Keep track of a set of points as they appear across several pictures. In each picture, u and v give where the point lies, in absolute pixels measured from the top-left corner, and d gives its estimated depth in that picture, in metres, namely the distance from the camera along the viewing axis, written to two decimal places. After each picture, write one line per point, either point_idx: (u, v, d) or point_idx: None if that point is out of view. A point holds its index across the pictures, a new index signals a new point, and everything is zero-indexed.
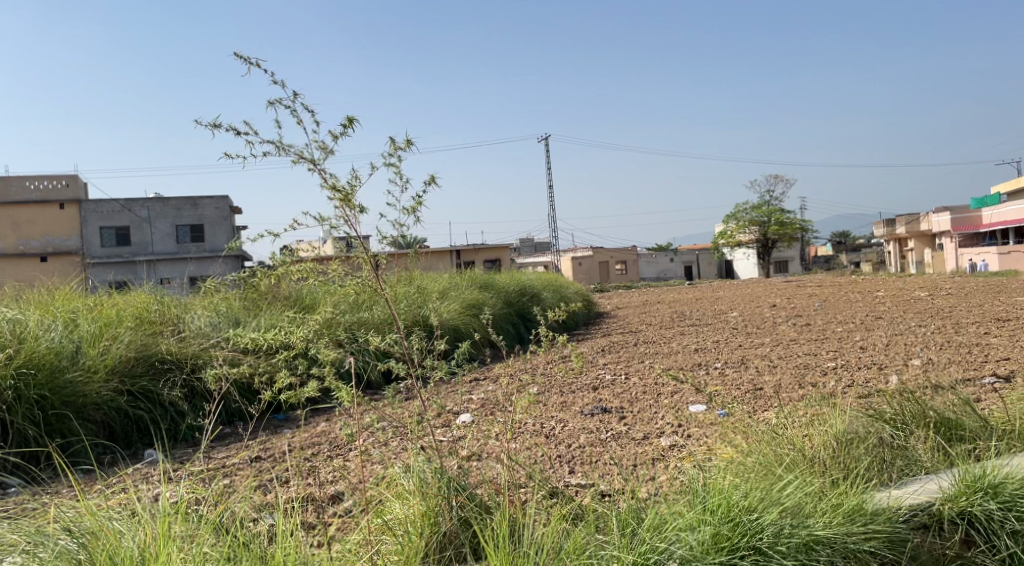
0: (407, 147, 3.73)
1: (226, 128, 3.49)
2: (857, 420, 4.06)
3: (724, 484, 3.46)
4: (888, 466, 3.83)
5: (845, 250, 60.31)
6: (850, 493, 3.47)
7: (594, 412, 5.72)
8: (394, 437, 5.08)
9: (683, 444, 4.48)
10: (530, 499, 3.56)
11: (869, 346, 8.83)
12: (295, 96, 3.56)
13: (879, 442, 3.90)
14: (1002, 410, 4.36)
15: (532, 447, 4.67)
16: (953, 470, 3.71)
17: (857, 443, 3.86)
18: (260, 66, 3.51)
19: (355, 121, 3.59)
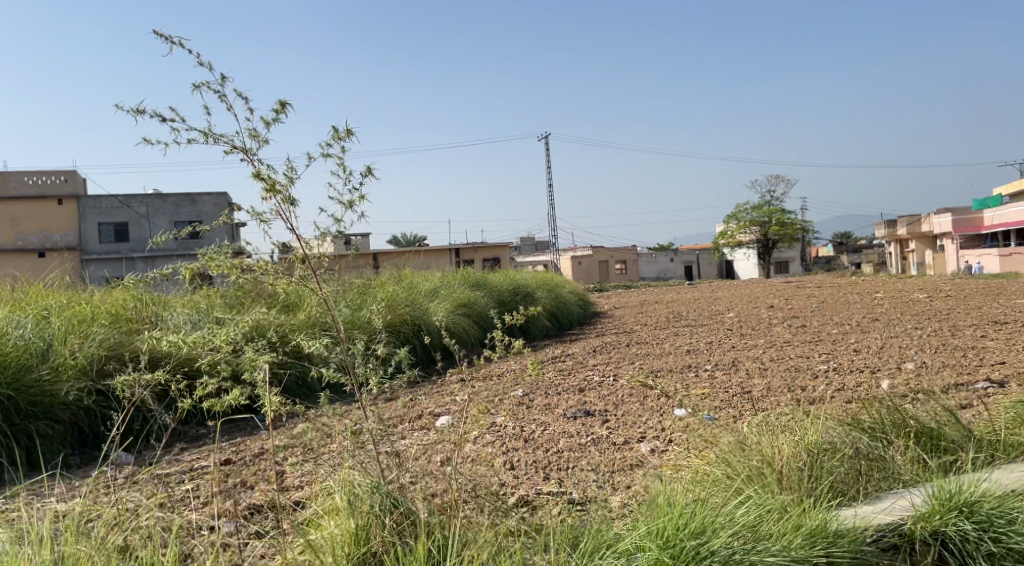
0: (345, 136, 3.64)
1: (152, 113, 3.41)
2: (832, 432, 3.91)
3: (681, 500, 3.32)
4: (861, 481, 3.67)
5: (846, 251, 60.16)
6: (814, 512, 3.31)
7: (577, 415, 5.61)
8: (369, 440, 4.95)
9: (661, 451, 4.36)
10: (480, 516, 3.40)
11: (862, 349, 8.71)
12: (224, 81, 3.49)
13: (853, 456, 3.75)
14: (990, 420, 4.22)
15: (509, 452, 4.54)
16: (928, 486, 3.55)
17: (828, 456, 3.71)
18: (187, 48, 3.45)
19: (287, 107, 3.50)
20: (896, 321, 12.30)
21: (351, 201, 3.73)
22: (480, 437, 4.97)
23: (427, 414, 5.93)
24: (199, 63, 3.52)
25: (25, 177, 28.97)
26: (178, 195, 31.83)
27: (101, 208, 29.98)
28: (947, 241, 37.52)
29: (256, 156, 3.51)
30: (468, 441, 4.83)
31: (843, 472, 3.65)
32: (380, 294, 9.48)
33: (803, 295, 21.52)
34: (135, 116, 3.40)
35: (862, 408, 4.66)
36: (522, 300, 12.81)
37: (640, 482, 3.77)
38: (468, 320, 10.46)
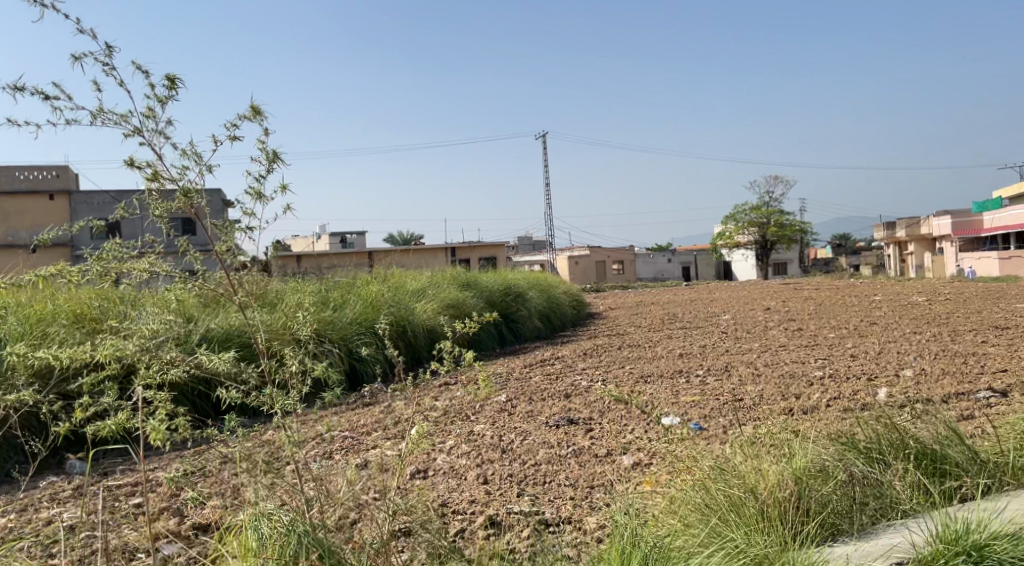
0: (253, 116, 3.31)
1: (32, 90, 3.09)
2: (824, 454, 3.64)
3: (650, 541, 3.02)
4: (853, 509, 3.39)
5: (844, 254, 59.94)
6: (796, 554, 2.99)
7: (559, 424, 5.35)
8: (338, 451, 4.70)
9: (643, 465, 4.11)
10: (435, 549, 3.11)
11: (859, 354, 8.46)
12: (109, 51, 3.12)
13: (844, 482, 3.47)
14: (993, 437, 3.97)
15: (484, 464, 4.30)
16: (932, 522, 3.22)
17: (817, 480, 3.45)
18: (65, 15, 3.07)
19: (178, 80, 3.16)
20: (894, 325, 12.05)
21: (261, 190, 3.40)
22: (455, 447, 4.72)
23: (404, 421, 5.68)
24: (80, 31, 3.14)
25: (17, 172, 28.71)
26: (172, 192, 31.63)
27: (94, 204, 29.78)
28: (946, 243, 37.31)
29: (150, 140, 3.18)
30: (441, 452, 4.58)
31: (832, 499, 3.38)
32: (364, 295, 9.22)
33: (801, 297, 21.28)
34: (13, 94, 3.08)
35: (856, 421, 4.42)
36: (514, 301, 12.56)
37: (617, 504, 3.50)
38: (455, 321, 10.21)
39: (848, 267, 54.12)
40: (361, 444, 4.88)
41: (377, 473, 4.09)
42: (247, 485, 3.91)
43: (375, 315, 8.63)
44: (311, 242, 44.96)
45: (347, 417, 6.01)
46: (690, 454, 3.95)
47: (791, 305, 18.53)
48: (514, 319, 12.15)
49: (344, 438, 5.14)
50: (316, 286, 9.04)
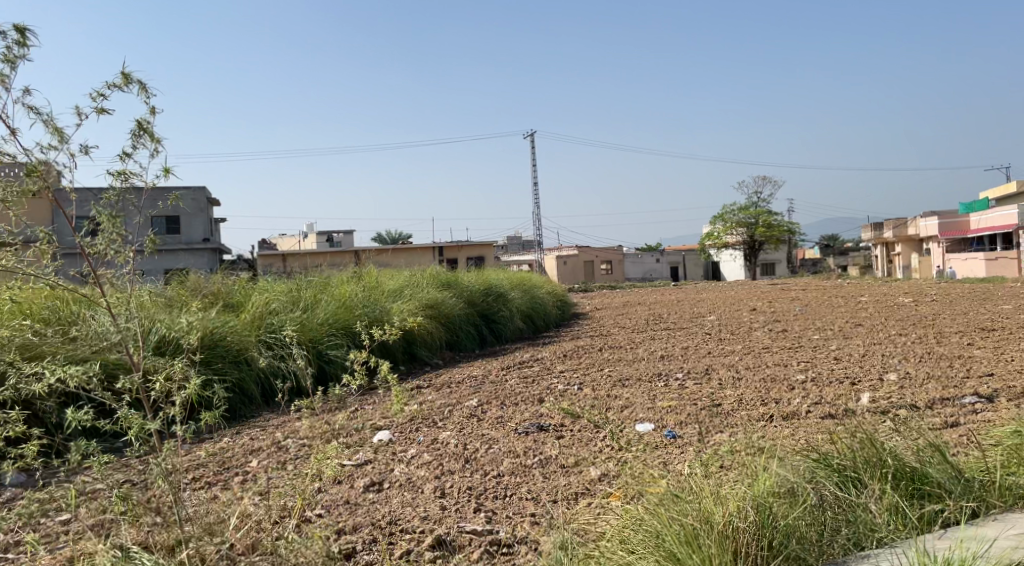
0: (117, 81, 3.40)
1: None
2: (794, 473, 3.43)
3: None
4: (826, 530, 3.16)
5: (832, 254, 59.96)
6: None
7: (529, 430, 5.12)
8: (293, 462, 4.47)
9: (610, 478, 3.89)
10: None
11: (843, 356, 8.27)
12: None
13: (817, 505, 3.25)
14: (979, 454, 3.76)
15: (444, 474, 4.07)
16: (907, 552, 2.98)
17: (787, 503, 3.22)
18: None
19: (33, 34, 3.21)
20: (880, 326, 11.84)
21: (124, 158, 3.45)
22: (417, 456, 4.49)
23: (367, 427, 5.45)
24: None
25: None
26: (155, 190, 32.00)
27: None
28: (933, 244, 37.27)
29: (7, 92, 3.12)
30: (401, 462, 4.35)
31: (804, 518, 3.14)
32: (337, 294, 8.98)
33: (787, 298, 21.11)
34: None
35: (835, 433, 4.21)
36: (495, 301, 12.30)
37: (574, 527, 3.26)
38: (432, 322, 9.97)
39: (836, 267, 54.17)
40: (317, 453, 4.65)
41: (328, 490, 3.86)
42: (189, 500, 3.68)
43: (348, 315, 8.39)
44: (295, 242, 44.85)
45: (309, 423, 5.78)
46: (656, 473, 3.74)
47: (777, 306, 18.35)
48: (495, 320, 11.89)
49: (302, 446, 4.91)
50: (287, 285, 8.80)
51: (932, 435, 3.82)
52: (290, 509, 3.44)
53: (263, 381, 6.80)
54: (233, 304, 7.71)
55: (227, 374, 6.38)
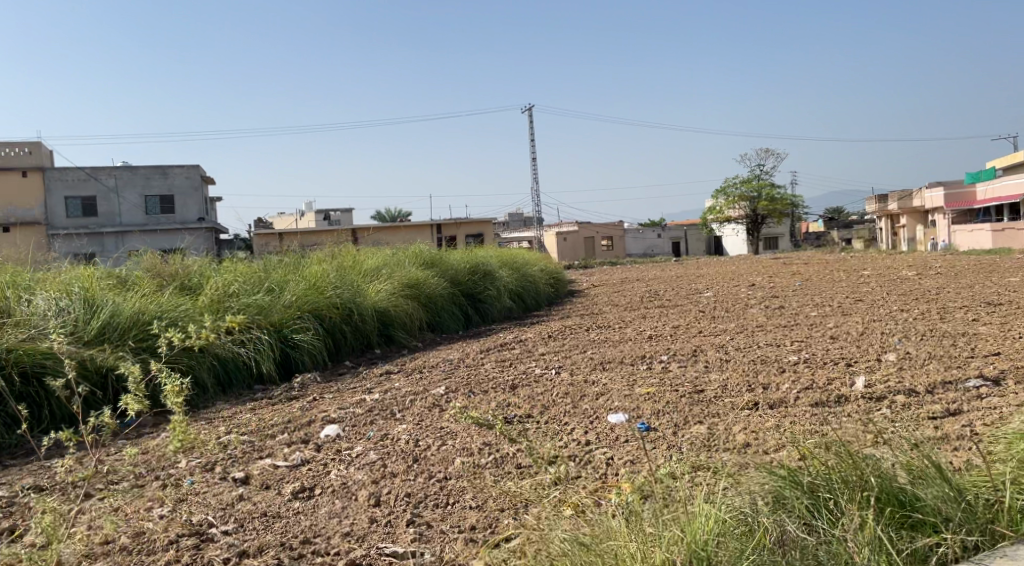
0: None
1: None
2: (752, 504, 2.98)
3: None
4: None
5: (836, 226, 59.35)
6: None
7: (491, 423, 4.69)
8: (225, 462, 4.04)
9: (567, 482, 3.46)
10: None
11: (841, 335, 7.82)
12: None
13: (775, 546, 2.81)
14: (983, 461, 3.28)
15: (385, 476, 3.65)
16: None
17: (739, 541, 2.80)
18: None
19: None
20: (881, 302, 11.36)
21: None
22: (361, 456, 4.05)
23: (319, 421, 5.02)
24: None
25: None
26: (147, 168, 31.71)
27: (67, 180, 30.59)
28: (939, 215, 36.61)
29: None
30: (342, 463, 3.91)
31: (757, 560, 2.73)
32: (308, 274, 8.52)
33: (787, 272, 20.61)
34: None
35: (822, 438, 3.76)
36: (481, 280, 11.79)
37: (509, 555, 2.83)
38: (412, 303, 9.52)
39: (840, 240, 53.58)
40: (254, 451, 4.22)
41: (251, 499, 3.44)
42: (93, 510, 3.28)
43: (317, 297, 7.96)
44: (292, 221, 44.43)
45: (259, 416, 5.35)
46: (612, 489, 3.30)
47: (775, 280, 17.86)
48: (481, 300, 11.40)
49: (241, 443, 4.48)
50: (254, 265, 8.33)
51: (925, 444, 3.35)
52: (201, 522, 3.04)
53: (220, 369, 6.40)
54: (193, 286, 7.28)
55: (177, 363, 5.98)
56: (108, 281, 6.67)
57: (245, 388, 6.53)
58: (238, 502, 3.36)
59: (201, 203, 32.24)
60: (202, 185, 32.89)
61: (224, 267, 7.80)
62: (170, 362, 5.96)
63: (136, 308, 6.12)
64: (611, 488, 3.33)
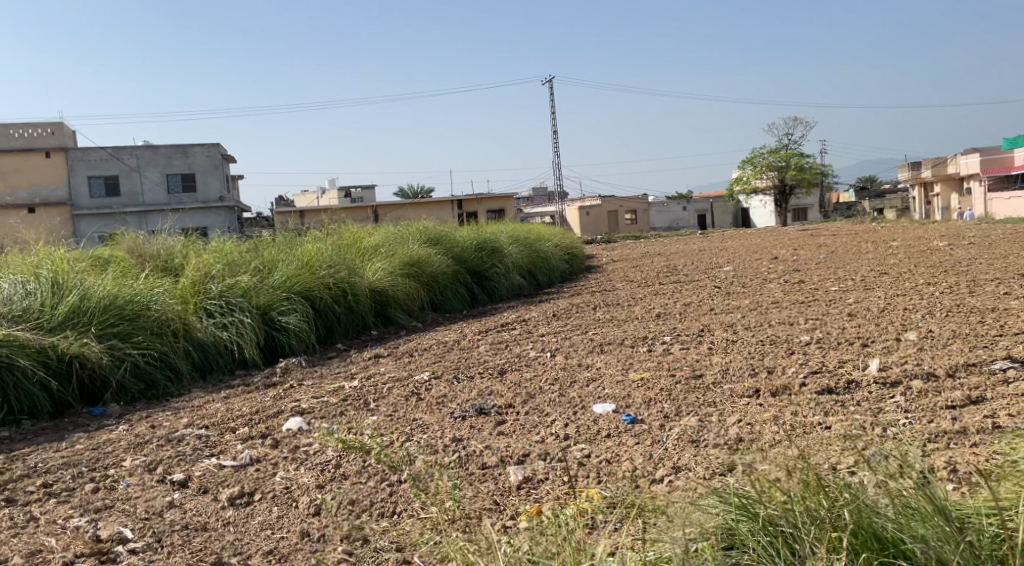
0: None
1: None
2: (698, 545, 2.53)
3: None
4: None
5: (868, 196, 58.00)
6: None
7: (467, 415, 4.33)
8: (171, 461, 3.72)
9: (527, 488, 3.09)
10: None
11: (860, 311, 7.35)
12: None
13: None
14: (997, 478, 2.83)
15: (335, 478, 3.31)
16: None
17: None
18: None
19: None
20: (907, 275, 10.81)
21: None
22: (317, 454, 3.71)
23: (287, 411, 4.69)
24: None
25: (12, 129, 29.73)
26: (168, 147, 31.59)
27: (89, 160, 30.58)
28: (974, 183, 35.49)
29: None
30: (293, 463, 3.57)
31: None
32: (300, 253, 8.21)
33: (814, 244, 19.96)
34: None
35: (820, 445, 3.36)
36: (489, 256, 11.43)
37: None
38: (412, 282, 9.18)
39: (871, 210, 52.40)
40: (204, 449, 3.90)
41: (183, 505, 3.12)
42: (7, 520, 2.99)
43: (308, 278, 7.64)
44: (315, 198, 44.26)
45: (229, 406, 5.05)
46: (574, 503, 2.92)
47: (800, 253, 17.27)
48: (488, 277, 11.04)
49: (196, 438, 4.17)
50: (245, 244, 8.05)
51: (926, 475, 2.88)
52: (114, 538, 2.73)
53: (198, 354, 6.12)
54: (174, 267, 6.99)
55: (150, 349, 5.70)
56: (83, 262, 6.40)
57: (227, 374, 6.24)
58: (164, 512, 3.04)
59: (222, 181, 32.08)
60: (222, 163, 32.70)
61: (210, 246, 7.50)
62: (142, 348, 5.69)
63: (108, 289, 5.84)
64: (572, 498, 2.95)
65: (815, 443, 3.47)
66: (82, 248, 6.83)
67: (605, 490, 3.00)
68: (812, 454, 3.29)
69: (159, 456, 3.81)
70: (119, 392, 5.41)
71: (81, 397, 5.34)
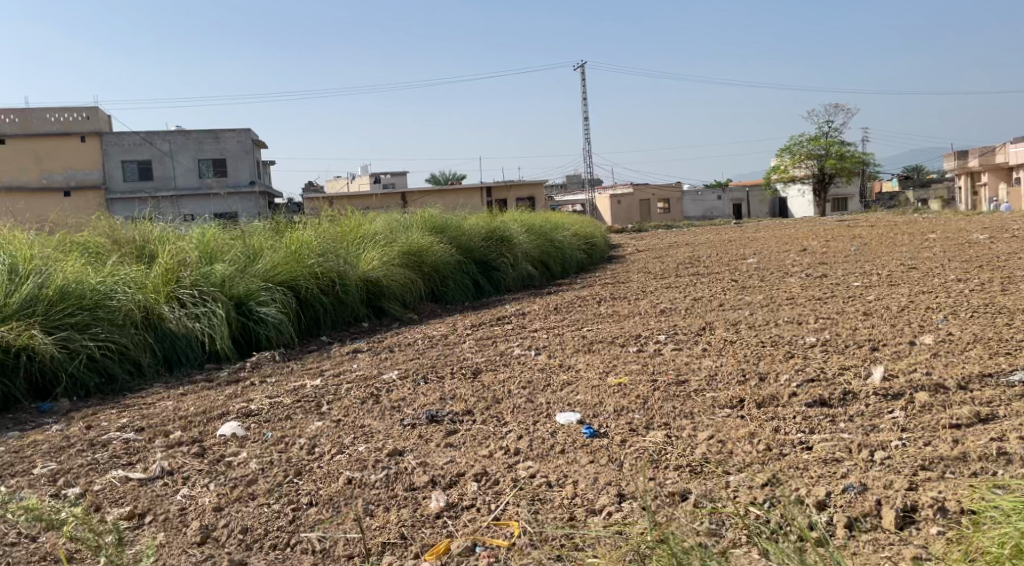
0: None
1: None
2: None
3: None
4: None
5: (912, 186, 56.46)
6: None
7: (417, 424, 3.94)
8: (79, 471, 3.39)
9: (445, 518, 2.69)
10: None
11: (879, 310, 6.82)
12: None
13: None
14: (980, 532, 2.36)
15: (240, 496, 2.94)
16: None
17: None
18: None
19: None
20: (937, 270, 10.20)
21: None
22: (236, 467, 3.34)
23: (232, 413, 4.35)
24: None
25: (48, 114, 29.98)
26: (201, 132, 31.50)
27: (123, 145, 30.70)
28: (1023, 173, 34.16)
29: None
30: (205, 477, 3.21)
31: None
32: (290, 240, 7.89)
33: (848, 236, 19.22)
34: None
35: (793, 476, 2.91)
36: (498, 245, 11.02)
37: None
38: (411, 272, 8.83)
39: (914, 200, 50.96)
40: (121, 458, 3.56)
41: (62, 527, 2.78)
42: None
43: (293, 267, 7.34)
44: (346, 183, 44.19)
45: (178, 405, 4.73)
46: (491, 540, 2.52)
47: (830, 246, 16.59)
48: (495, 268, 10.64)
49: (121, 443, 3.83)
50: (230, 231, 7.77)
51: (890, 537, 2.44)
52: None
53: (164, 346, 5.85)
54: (150, 254, 6.72)
55: (110, 341, 5.43)
56: (48, 248, 6.14)
57: (195, 367, 5.94)
58: (34, 536, 2.71)
59: (253, 167, 32.03)
60: (254, 148, 32.63)
61: (190, 232, 7.20)
62: (100, 339, 5.41)
63: (67, 277, 5.58)
64: (490, 534, 2.56)
65: (790, 468, 3.02)
66: (54, 234, 6.58)
67: (533, 527, 2.60)
68: (782, 483, 2.85)
69: (70, 466, 3.48)
70: (70, 387, 5.15)
71: (31, 392, 5.08)
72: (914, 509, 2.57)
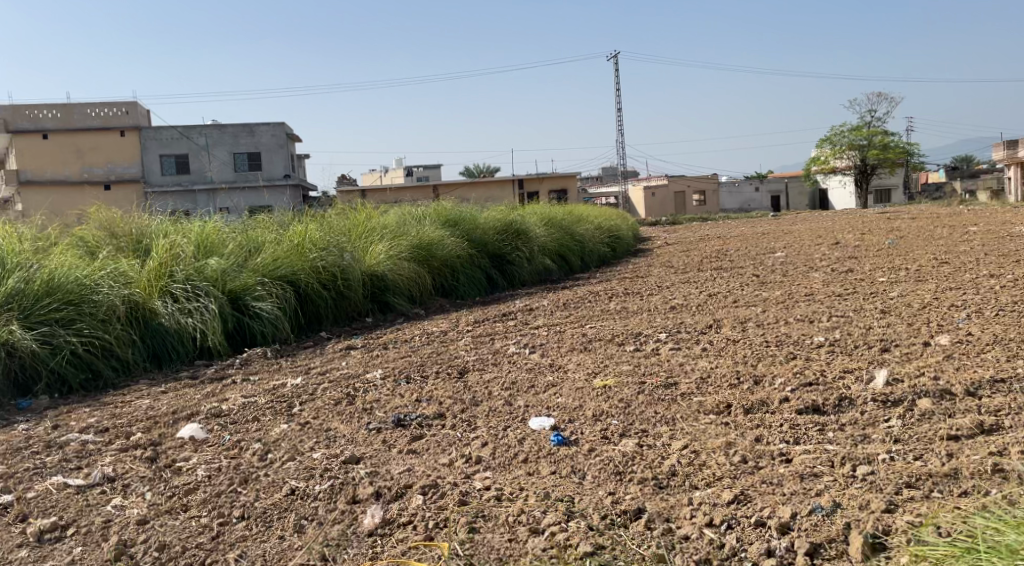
0: None
1: None
2: None
3: None
4: None
5: (958, 177, 54.99)
6: None
7: (383, 428, 3.75)
8: (22, 475, 3.25)
9: (378, 538, 2.51)
10: None
11: (901, 308, 6.47)
12: None
13: None
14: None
15: (171, 508, 2.78)
16: None
17: None
18: None
19: None
20: (970, 265, 9.76)
21: None
22: (182, 474, 3.19)
23: (201, 414, 4.20)
24: None
25: (88, 109, 30.46)
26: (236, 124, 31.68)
27: (160, 139, 31.02)
28: None
29: None
30: (145, 485, 3.06)
31: None
32: (293, 234, 7.75)
33: (886, 228, 18.66)
34: None
35: (762, 492, 2.67)
36: (514, 239, 10.79)
37: None
38: (420, 266, 8.65)
39: (961, 191, 49.62)
40: (71, 461, 3.42)
41: None
42: None
43: (293, 261, 7.20)
44: (381, 176, 44.27)
45: (152, 404, 4.60)
46: (418, 564, 2.34)
47: (865, 239, 16.06)
48: (509, 262, 10.42)
49: (78, 445, 3.69)
50: (232, 224, 7.66)
51: None
52: None
53: (152, 343, 5.75)
54: (145, 248, 6.63)
55: (94, 337, 5.34)
56: (39, 243, 6.07)
57: (184, 364, 5.83)
58: None
59: (287, 160, 32.18)
60: (287, 141, 32.76)
61: (188, 226, 7.10)
62: (83, 335, 5.32)
63: (52, 272, 5.49)
64: (418, 558, 2.38)
65: (763, 483, 2.78)
66: (50, 230, 6.52)
67: (467, 556, 2.40)
68: (750, 500, 2.61)
69: (16, 469, 3.35)
70: (50, 385, 5.06)
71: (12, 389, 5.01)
72: (885, 535, 2.34)
